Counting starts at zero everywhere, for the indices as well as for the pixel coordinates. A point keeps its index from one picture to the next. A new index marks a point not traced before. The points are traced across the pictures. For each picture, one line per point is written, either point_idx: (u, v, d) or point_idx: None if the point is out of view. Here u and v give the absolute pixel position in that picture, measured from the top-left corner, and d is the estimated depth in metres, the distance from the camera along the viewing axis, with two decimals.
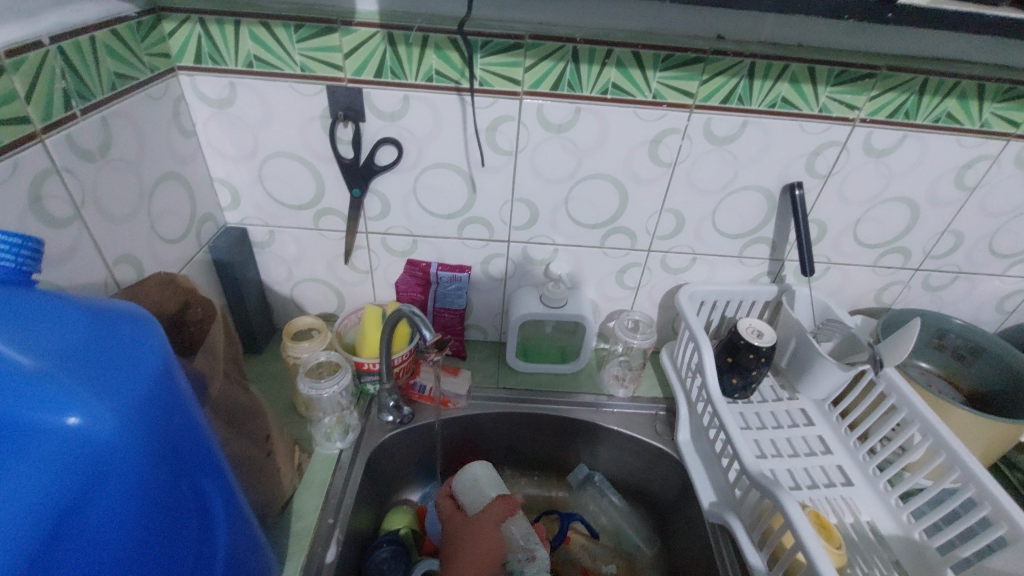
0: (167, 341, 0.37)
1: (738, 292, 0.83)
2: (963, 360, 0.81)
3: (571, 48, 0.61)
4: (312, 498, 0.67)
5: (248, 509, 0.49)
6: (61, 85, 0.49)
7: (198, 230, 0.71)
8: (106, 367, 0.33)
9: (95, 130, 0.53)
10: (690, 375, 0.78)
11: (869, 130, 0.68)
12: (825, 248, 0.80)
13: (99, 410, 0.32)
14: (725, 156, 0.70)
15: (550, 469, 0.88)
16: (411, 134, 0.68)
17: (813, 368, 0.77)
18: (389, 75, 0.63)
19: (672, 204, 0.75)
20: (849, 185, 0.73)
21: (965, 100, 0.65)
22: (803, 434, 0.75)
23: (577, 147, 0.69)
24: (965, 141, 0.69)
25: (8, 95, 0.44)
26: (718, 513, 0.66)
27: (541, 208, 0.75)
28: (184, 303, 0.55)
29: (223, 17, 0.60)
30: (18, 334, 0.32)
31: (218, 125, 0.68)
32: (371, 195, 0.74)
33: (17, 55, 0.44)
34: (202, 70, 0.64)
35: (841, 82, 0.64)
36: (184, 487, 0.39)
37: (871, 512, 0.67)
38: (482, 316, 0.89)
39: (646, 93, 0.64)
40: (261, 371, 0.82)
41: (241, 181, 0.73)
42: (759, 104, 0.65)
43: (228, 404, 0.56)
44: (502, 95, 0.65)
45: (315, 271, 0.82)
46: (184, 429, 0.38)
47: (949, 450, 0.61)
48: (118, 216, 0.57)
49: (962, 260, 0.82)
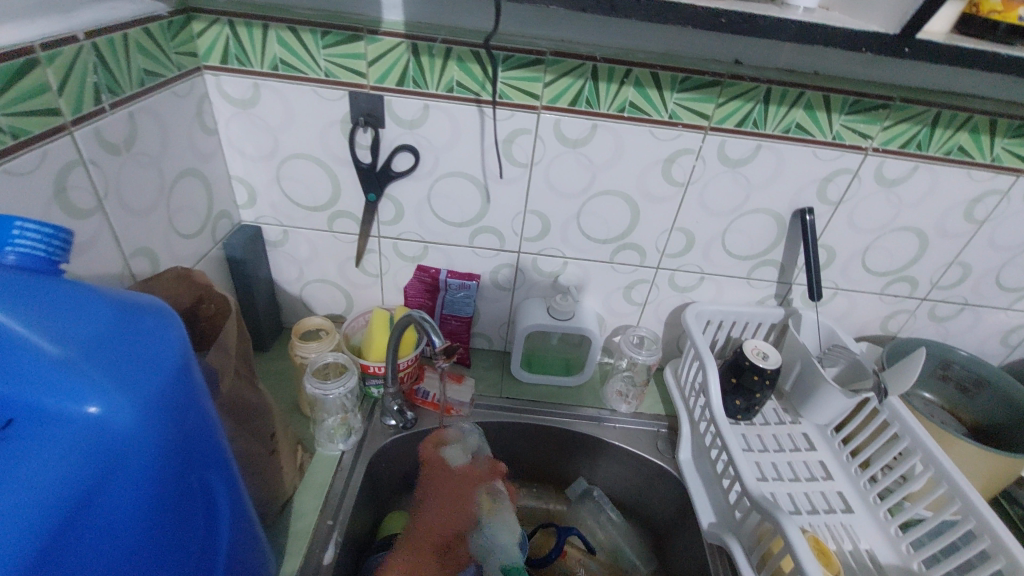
0: (186, 335, 0.38)
1: (744, 313, 0.83)
2: (967, 393, 0.81)
3: (591, 66, 0.62)
4: (311, 499, 0.67)
5: (252, 506, 0.49)
6: (92, 79, 0.50)
7: (214, 226, 0.72)
8: (127, 359, 0.34)
9: (121, 124, 0.54)
10: (694, 395, 0.79)
11: (881, 159, 0.69)
12: (833, 274, 0.81)
13: (118, 401, 0.33)
14: (737, 178, 0.71)
15: (549, 481, 0.88)
16: (429, 142, 0.69)
17: (816, 393, 0.77)
18: (411, 84, 0.64)
19: (682, 222, 0.75)
20: (859, 213, 0.74)
21: (977, 134, 0.66)
22: (804, 458, 0.75)
23: (592, 163, 0.70)
24: (976, 174, 0.70)
25: (40, 87, 0.45)
26: (717, 534, 0.66)
27: (553, 221, 0.76)
28: (196, 299, 0.56)
29: (251, 20, 0.61)
30: (46, 323, 0.32)
31: (240, 125, 0.69)
32: (385, 200, 0.75)
33: (52, 49, 0.45)
34: (228, 71, 0.65)
35: (855, 112, 0.65)
36: (194, 482, 0.39)
37: (870, 540, 0.67)
38: (489, 325, 0.89)
39: (662, 113, 0.65)
40: (267, 369, 0.83)
41: (258, 181, 0.74)
42: (774, 129, 0.66)
43: (242, 402, 0.56)
44: (520, 109, 0.66)
45: (325, 272, 0.83)
46: (198, 424, 0.39)
47: (951, 482, 0.61)
48: (138, 209, 0.58)
49: (968, 292, 0.82)
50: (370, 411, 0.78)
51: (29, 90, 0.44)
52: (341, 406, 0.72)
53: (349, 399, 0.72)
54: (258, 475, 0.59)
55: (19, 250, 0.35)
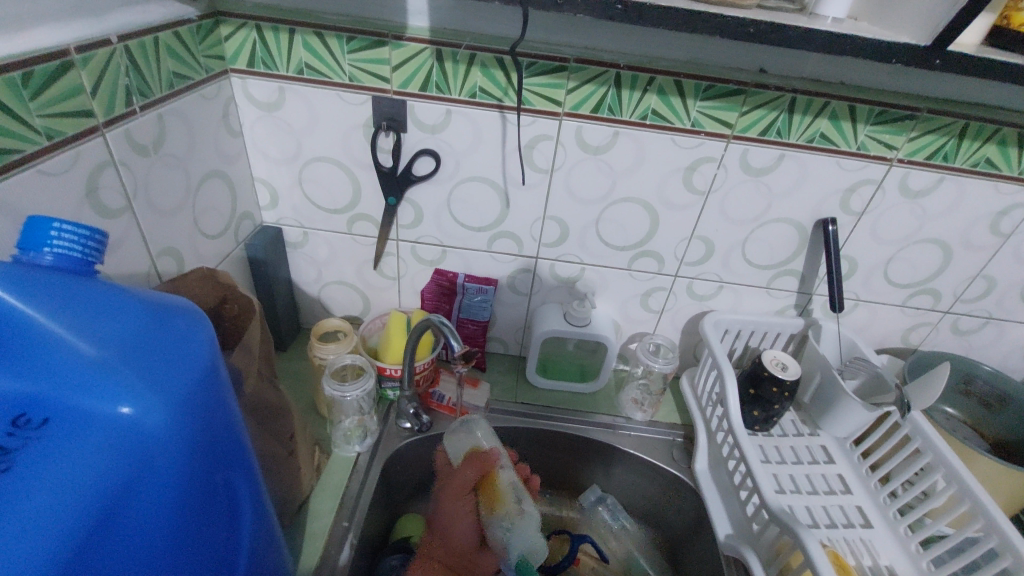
0: (215, 337, 0.38)
1: (763, 323, 0.82)
2: (990, 408, 0.80)
3: (615, 74, 0.62)
4: (327, 500, 0.67)
5: (272, 506, 0.49)
6: (124, 82, 0.50)
7: (236, 227, 0.72)
8: (159, 360, 0.34)
9: (151, 126, 0.55)
10: (711, 404, 0.78)
11: (907, 170, 0.68)
12: (854, 285, 0.80)
13: (151, 401, 0.33)
14: (760, 187, 0.70)
15: (563, 488, 0.87)
16: (451, 147, 0.69)
17: (836, 405, 0.76)
18: (434, 89, 0.65)
19: (703, 231, 0.75)
20: (883, 224, 0.73)
21: (1005, 146, 0.65)
22: (823, 471, 0.74)
23: (613, 169, 0.70)
24: (1003, 187, 0.69)
25: (75, 89, 0.46)
26: (734, 546, 0.65)
27: (572, 227, 0.76)
28: (221, 300, 0.57)
29: (278, 24, 0.62)
30: (81, 324, 0.33)
31: (264, 128, 0.70)
32: (405, 203, 0.75)
33: (86, 52, 0.46)
34: (254, 74, 0.66)
35: (881, 122, 0.64)
36: (218, 482, 0.39)
37: (890, 557, 0.66)
38: (504, 330, 0.89)
39: (685, 121, 0.65)
40: (285, 370, 0.83)
41: (281, 183, 0.75)
42: (797, 138, 0.66)
43: (262, 402, 0.57)
44: (542, 115, 0.66)
45: (344, 274, 0.84)
46: (224, 424, 0.39)
47: (973, 498, 0.60)
48: (165, 209, 0.59)
49: (993, 306, 0.81)
50: (387, 414, 0.78)
51: (63, 92, 0.45)
52: (358, 408, 0.72)
53: (366, 402, 0.72)
54: (277, 476, 0.59)
55: (56, 251, 0.35)
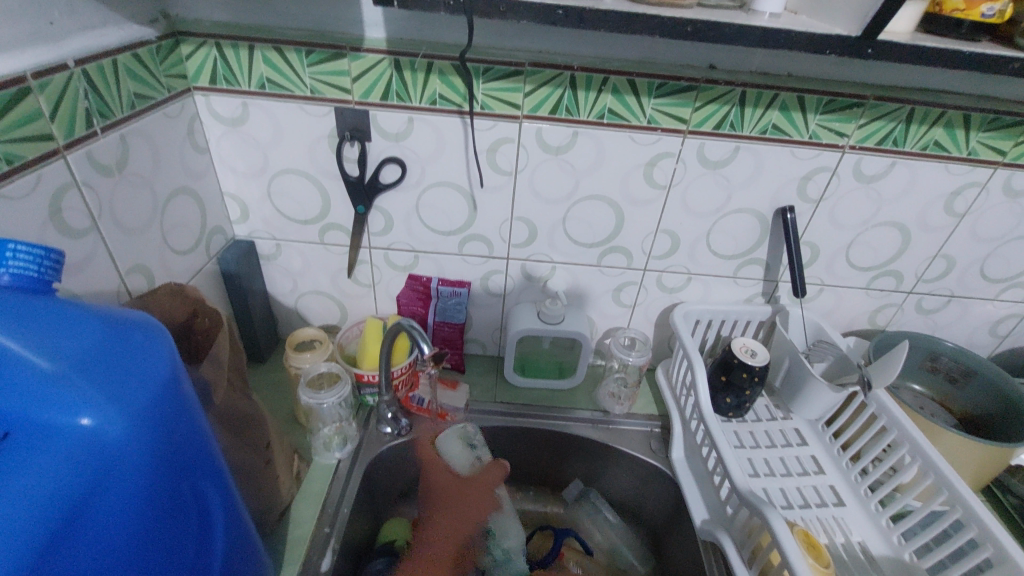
0: (175, 348, 0.39)
1: (733, 311, 0.84)
2: (956, 384, 0.82)
3: (569, 75, 0.64)
4: (308, 507, 0.68)
5: (247, 514, 0.50)
6: (83, 105, 0.52)
7: (208, 242, 0.73)
8: (118, 372, 0.35)
9: (113, 146, 0.56)
10: (685, 393, 0.79)
11: (859, 156, 0.70)
12: (819, 271, 0.82)
13: (110, 412, 0.34)
14: (718, 179, 0.72)
15: (547, 484, 0.88)
16: (416, 154, 0.71)
17: (806, 388, 0.78)
18: (394, 98, 0.66)
19: (667, 224, 0.77)
20: (840, 210, 0.75)
21: (951, 129, 0.67)
22: (796, 454, 0.76)
23: (575, 168, 0.71)
24: (953, 167, 0.71)
25: (33, 114, 0.47)
26: (710, 531, 0.67)
27: (540, 227, 0.77)
28: (192, 313, 0.58)
29: (238, 41, 0.63)
30: (39, 340, 0.34)
31: (230, 143, 0.71)
32: (375, 211, 0.76)
33: (44, 77, 0.47)
34: (217, 91, 0.67)
35: (830, 111, 0.66)
36: (186, 490, 0.40)
37: (862, 533, 0.67)
38: (482, 331, 0.91)
39: (641, 118, 0.67)
40: (264, 381, 0.84)
41: (250, 197, 0.76)
42: (751, 130, 0.68)
43: (235, 412, 0.58)
44: (503, 119, 0.67)
45: (319, 284, 0.85)
46: (189, 433, 0.40)
47: (938, 472, 0.61)
48: (132, 227, 0.60)
49: (954, 284, 0.83)
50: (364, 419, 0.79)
51: (22, 117, 0.46)
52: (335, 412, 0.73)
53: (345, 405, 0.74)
54: (254, 484, 0.60)
55: (12, 271, 0.36)
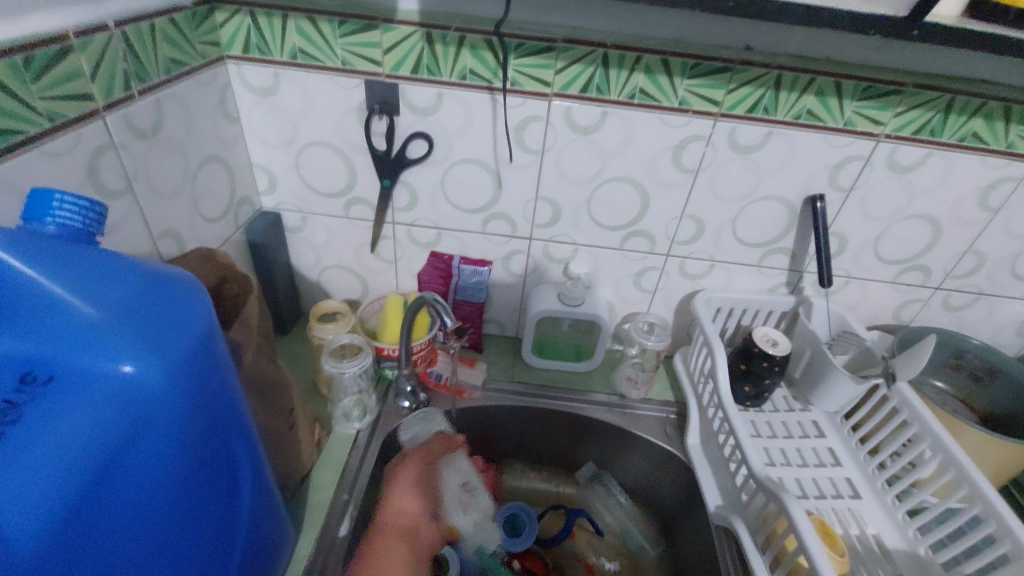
0: (210, 305, 0.40)
1: (755, 301, 0.84)
2: (980, 382, 0.81)
3: (602, 53, 0.63)
4: (328, 475, 0.69)
5: (271, 475, 0.51)
6: (122, 67, 0.52)
7: (236, 211, 0.74)
8: (157, 324, 0.36)
9: (149, 110, 0.56)
10: (703, 380, 0.79)
11: (894, 146, 0.68)
12: (845, 262, 0.81)
13: (148, 363, 0.35)
14: (748, 165, 0.71)
15: (560, 465, 0.89)
16: (443, 130, 0.71)
17: (826, 380, 0.77)
18: (425, 72, 0.66)
19: (693, 209, 0.76)
20: (871, 200, 0.74)
21: (991, 121, 0.66)
22: (813, 445, 0.76)
23: (602, 149, 0.71)
24: (990, 161, 0.69)
25: (74, 73, 0.47)
26: (724, 516, 0.67)
27: (564, 208, 0.77)
28: (221, 279, 0.58)
29: (271, 10, 0.63)
30: (83, 288, 0.35)
31: (260, 113, 0.71)
32: (400, 186, 0.77)
33: (84, 37, 0.48)
34: (249, 60, 0.67)
35: (867, 98, 0.65)
36: (217, 445, 0.41)
37: (878, 526, 0.67)
38: (501, 311, 0.91)
39: (673, 99, 0.66)
40: (286, 351, 0.85)
41: (278, 168, 0.76)
42: (785, 115, 0.66)
43: (261, 377, 0.59)
44: (533, 96, 0.67)
45: (342, 258, 0.85)
46: (221, 389, 0.41)
47: (959, 468, 0.61)
48: (165, 192, 0.60)
49: (983, 281, 0.82)
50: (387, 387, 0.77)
51: (63, 76, 0.46)
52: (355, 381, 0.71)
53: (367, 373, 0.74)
54: (277, 448, 0.61)
55: (58, 221, 0.37)
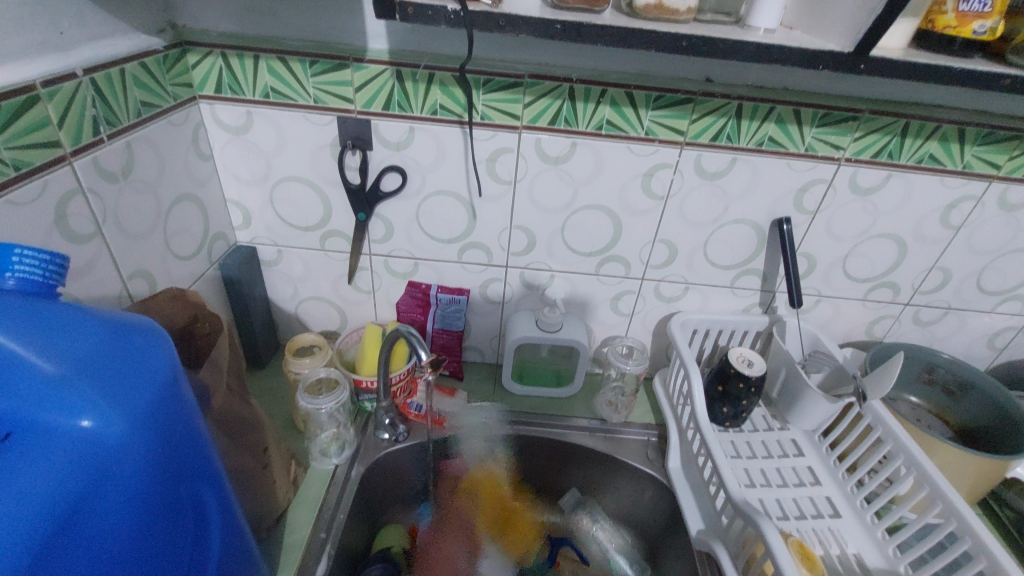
0: (175, 352, 0.40)
1: (730, 321, 0.85)
2: (952, 396, 0.82)
3: (568, 87, 0.65)
4: (304, 513, 0.68)
5: (243, 518, 0.50)
6: (90, 112, 0.52)
7: (210, 248, 0.74)
8: (119, 375, 0.36)
9: (119, 153, 0.57)
10: (681, 402, 0.80)
11: (854, 169, 0.71)
12: (815, 281, 0.82)
13: (110, 414, 0.35)
14: (715, 190, 0.73)
15: (543, 494, 0.88)
16: (416, 163, 0.72)
17: (801, 399, 0.78)
18: (396, 108, 0.67)
19: (664, 234, 0.77)
20: (837, 221, 0.76)
21: (947, 143, 0.68)
22: (793, 464, 0.76)
23: (573, 178, 0.72)
24: (948, 181, 0.71)
25: (42, 122, 0.48)
26: (706, 541, 0.67)
27: (538, 235, 0.78)
28: (192, 317, 0.58)
29: (243, 51, 0.64)
30: (42, 345, 0.35)
31: (234, 150, 0.72)
32: (375, 219, 0.77)
33: (52, 85, 0.48)
34: (222, 99, 0.68)
35: (826, 124, 0.67)
36: (183, 493, 0.41)
37: (858, 545, 0.67)
38: (480, 338, 0.91)
39: (639, 129, 0.68)
40: (263, 386, 0.85)
41: (253, 204, 0.77)
42: (748, 142, 0.68)
43: (233, 416, 0.59)
44: (502, 129, 0.68)
45: (319, 290, 0.86)
46: (187, 437, 0.40)
47: (932, 484, 0.62)
48: (135, 233, 0.61)
49: (951, 296, 0.84)
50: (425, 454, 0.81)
51: (30, 126, 0.47)
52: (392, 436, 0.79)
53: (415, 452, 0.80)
54: (249, 489, 0.60)
55: (18, 276, 0.37)
